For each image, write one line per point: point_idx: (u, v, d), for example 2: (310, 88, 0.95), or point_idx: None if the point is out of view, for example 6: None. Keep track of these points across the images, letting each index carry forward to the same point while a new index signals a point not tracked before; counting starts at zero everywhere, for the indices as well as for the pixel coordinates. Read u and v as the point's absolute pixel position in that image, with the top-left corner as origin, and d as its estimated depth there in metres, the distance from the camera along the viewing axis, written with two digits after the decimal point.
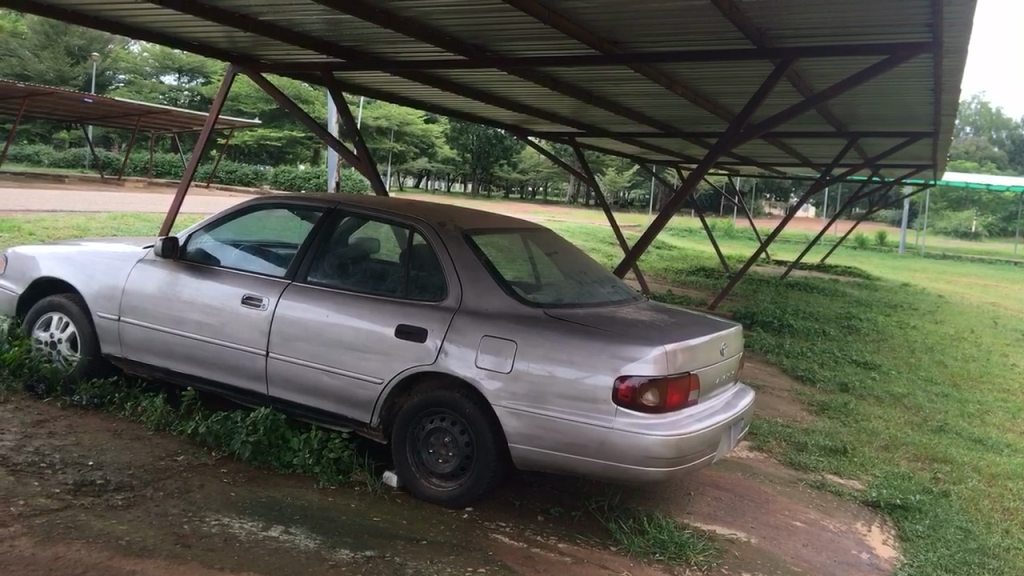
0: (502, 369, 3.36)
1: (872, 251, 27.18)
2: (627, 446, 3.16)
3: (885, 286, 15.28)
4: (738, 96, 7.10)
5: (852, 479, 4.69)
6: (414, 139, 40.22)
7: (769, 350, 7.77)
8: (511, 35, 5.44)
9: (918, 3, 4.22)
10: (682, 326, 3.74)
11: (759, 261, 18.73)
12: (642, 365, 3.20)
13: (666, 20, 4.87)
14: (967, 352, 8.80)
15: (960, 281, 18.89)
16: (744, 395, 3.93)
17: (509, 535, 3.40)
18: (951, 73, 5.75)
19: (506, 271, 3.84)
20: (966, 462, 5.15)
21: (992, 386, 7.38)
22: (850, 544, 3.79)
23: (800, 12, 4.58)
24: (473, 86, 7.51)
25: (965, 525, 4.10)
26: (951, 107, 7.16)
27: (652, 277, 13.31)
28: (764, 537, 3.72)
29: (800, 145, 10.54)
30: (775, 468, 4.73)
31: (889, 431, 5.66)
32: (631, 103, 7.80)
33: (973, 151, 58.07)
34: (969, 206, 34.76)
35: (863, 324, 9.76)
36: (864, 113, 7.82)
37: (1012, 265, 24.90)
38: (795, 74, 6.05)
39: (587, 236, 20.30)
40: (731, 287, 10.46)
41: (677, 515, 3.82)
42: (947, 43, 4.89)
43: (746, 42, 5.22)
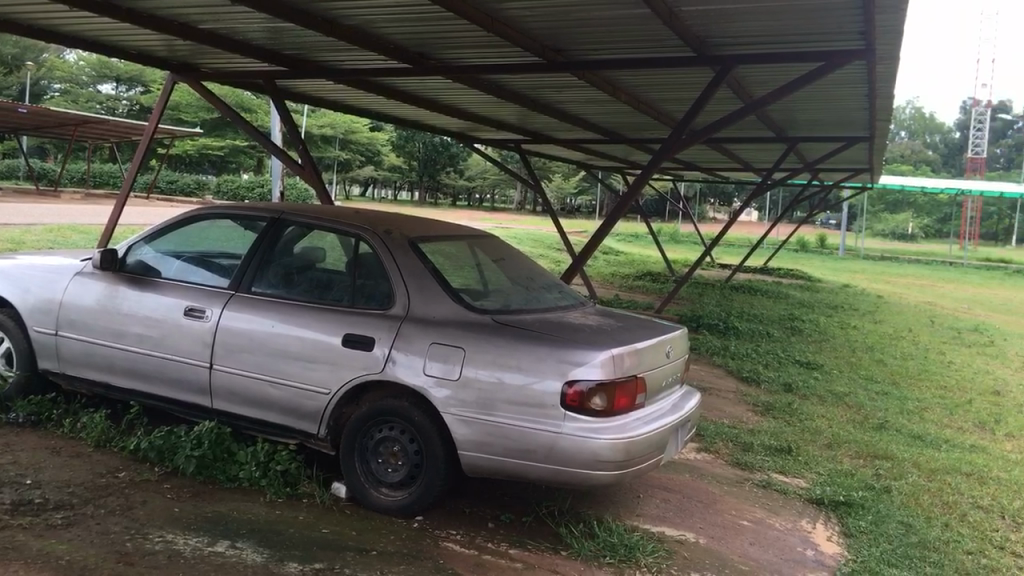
0: (451, 376, 3.36)
1: (813, 253, 27.70)
2: (575, 450, 3.18)
3: (826, 287, 15.60)
4: (681, 102, 7.19)
5: (797, 477, 4.77)
6: (360, 147, 39.97)
7: (714, 352, 7.86)
8: (456, 43, 5.45)
9: (853, 11, 4.33)
10: (629, 330, 3.78)
11: (703, 265, 18.94)
12: (589, 370, 3.22)
13: (608, 28, 4.92)
14: (905, 350, 9.02)
15: (898, 281, 19.36)
16: (690, 398, 3.97)
17: (460, 542, 3.39)
18: (885, 80, 5.90)
19: (454, 278, 3.84)
20: (906, 458, 5.27)
21: (931, 383, 7.58)
22: (796, 541, 3.86)
23: (738, 21, 4.67)
24: (417, 94, 7.50)
25: (906, 519, 4.22)
26: (885, 113, 7.34)
27: (599, 282, 13.42)
28: (713, 537, 3.76)
29: (740, 150, 10.71)
30: (723, 468, 4.79)
31: (831, 429, 5.78)
32: (575, 110, 7.86)
33: (908, 155, 59.57)
34: (905, 208, 35.58)
35: (805, 325, 9.95)
36: (803, 118, 7.97)
37: (948, 265, 25.58)
38: (735, 81, 6.15)
39: (534, 243, 20.36)
40: (677, 290, 10.58)
41: (627, 518, 3.84)
42: (880, 51, 5.02)
43: (687, 49, 5.30)
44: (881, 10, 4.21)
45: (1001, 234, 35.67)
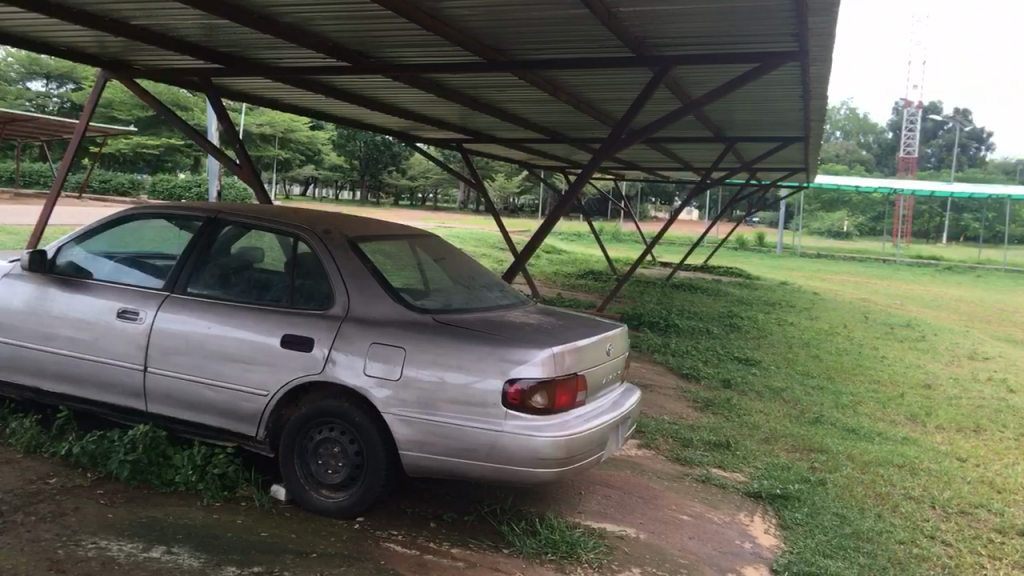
0: (392, 376, 3.35)
1: (751, 252, 28.15)
2: (517, 448, 3.19)
3: (763, 285, 15.87)
4: (621, 102, 7.26)
5: (735, 471, 4.85)
6: (300, 146, 39.51)
7: (655, 350, 7.95)
8: (395, 41, 5.42)
9: (786, 13, 4.42)
10: (570, 328, 3.80)
11: (645, 263, 19.11)
12: (530, 368, 3.24)
13: (548, 28, 4.95)
14: (840, 346, 9.23)
15: (833, 279, 19.77)
16: (630, 395, 4.01)
17: (401, 543, 3.38)
18: (819, 81, 6.03)
19: (394, 278, 3.82)
20: (840, 451, 5.40)
21: (864, 377, 7.78)
22: (734, 534, 3.93)
23: (675, 22, 4.73)
24: (356, 93, 7.44)
25: (840, 511, 4.33)
26: (819, 113, 7.50)
27: (541, 281, 13.48)
28: (653, 532, 3.81)
29: (680, 149, 10.84)
30: (663, 464, 4.84)
31: (768, 424, 5.88)
32: (516, 109, 7.88)
33: (843, 155, 60.88)
34: (840, 207, 36.34)
35: (743, 322, 10.11)
36: (739, 118, 8.10)
37: (882, 262, 26.21)
38: (674, 82, 6.23)
39: (476, 242, 20.34)
40: (618, 288, 10.67)
41: (569, 515, 3.86)
42: (813, 53, 5.13)
43: (627, 50, 5.35)
44: (813, 13, 4.30)
45: (931, 231, 36.65)
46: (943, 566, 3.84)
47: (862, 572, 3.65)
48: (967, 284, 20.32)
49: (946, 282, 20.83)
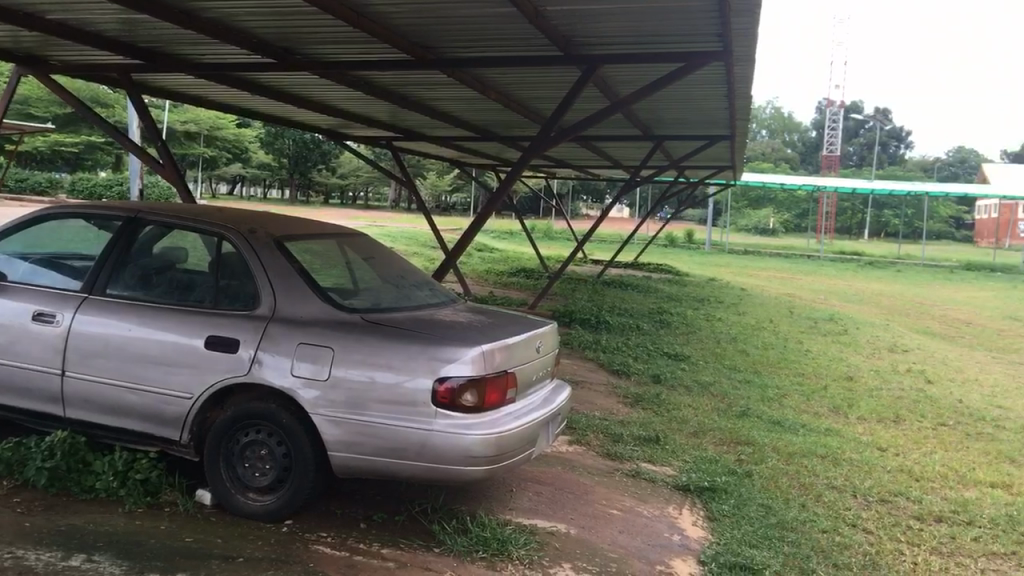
0: (320, 377, 3.31)
1: (681, 249, 28.54)
2: (447, 446, 3.19)
3: (692, 281, 16.11)
4: (551, 100, 7.30)
5: (664, 465, 4.92)
6: (226, 144, 38.79)
7: (586, 347, 8.01)
8: (322, 38, 5.36)
9: (710, 13, 4.49)
10: (500, 326, 3.81)
11: (576, 261, 19.24)
12: (460, 366, 3.24)
13: (475, 26, 4.95)
14: (766, 340, 9.43)
15: (760, 274, 20.17)
16: (560, 391, 4.04)
17: (330, 544, 3.35)
18: (742, 81, 6.15)
19: (322, 277, 3.78)
20: (766, 443, 5.51)
21: (789, 371, 7.96)
22: (663, 527, 3.99)
23: (602, 22, 4.78)
24: (283, 90, 7.34)
25: (765, 502, 4.43)
26: (743, 112, 7.64)
27: (473, 279, 13.46)
28: (583, 526, 3.84)
29: (609, 148, 10.94)
30: (594, 459, 4.88)
31: (696, 418, 5.98)
32: (445, 107, 7.86)
33: (768, 153, 62.16)
34: (766, 204, 37.08)
35: (672, 318, 10.25)
36: (666, 117, 8.22)
37: (807, 258, 26.83)
38: (601, 81, 6.29)
39: (408, 241, 20.22)
40: (549, 286, 10.72)
41: (500, 512, 3.87)
42: (736, 53, 5.23)
43: (555, 49, 5.38)
44: (735, 13, 4.39)
45: (853, 228, 37.63)
46: (864, 553, 3.95)
47: (787, 561, 3.74)
48: (887, 279, 20.93)
49: (867, 276, 21.42)
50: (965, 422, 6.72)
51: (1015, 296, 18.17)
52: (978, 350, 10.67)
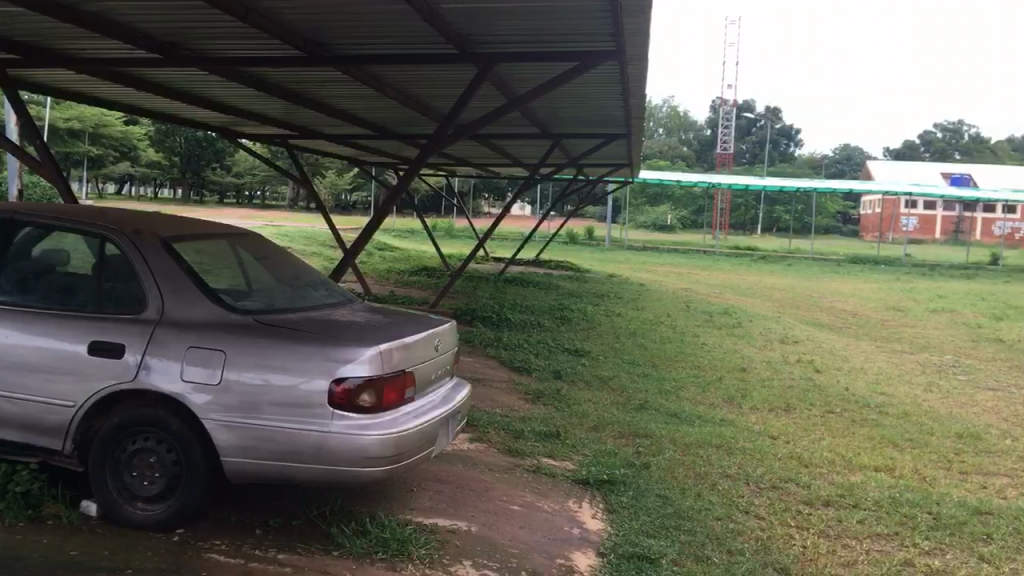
0: (211, 381, 3.23)
1: (582, 246, 28.89)
2: (344, 448, 3.16)
3: (592, 277, 16.33)
4: (449, 98, 7.28)
5: (564, 460, 4.98)
6: (114, 142, 37.41)
7: (487, 344, 8.02)
8: (211, 33, 5.23)
9: (602, 13, 4.56)
10: (397, 325, 3.78)
11: (478, 259, 19.27)
12: (356, 366, 3.21)
13: (369, 23, 4.91)
14: (664, 334, 9.63)
15: (658, 270, 20.59)
16: (460, 389, 4.04)
17: (224, 552, 3.28)
18: (636, 80, 6.26)
19: (212, 278, 3.69)
20: (663, 435, 5.63)
21: (686, 363, 8.15)
22: (563, 521, 4.03)
23: (497, 20, 4.80)
24: (172, 86, 7.13)
25: (662, 492, 4.53)
26: (638, 111, 7.79)
27: (373, 278, 13.32)
28: (484, 524, 3.85)
29: (509, 145, 10.99)
30: (494, 456, 4.90)
31: (596, 412, 6.07)
32: (342, 104, 7.76)
33: (665, 151, 63.45)
34: (663, 201, 37.85)
35: (573, 314, 10.37)
36: (564, 115, 8.31)
37: (703, 253, 27.50)
38: (498, 79, 6.31)
39: (306, 240, 19.88)
40: (451, 283, 10.71)
41: (400, 512, 3.84)
42: (629, 53, 5.32)
43: (450, 47, 5.38)
44: (627, 13, 4.47)
45: (747, 223, 38.76)
46: (757, 538, 4.08)
47: (683, 549, 3.84)
48: (778, 273, 21.65)
49: (760, 270, 22.10)
50: (851, 409, 7.01)
51: (897, 287, 19.03)
52: (863, 339, 11.14)
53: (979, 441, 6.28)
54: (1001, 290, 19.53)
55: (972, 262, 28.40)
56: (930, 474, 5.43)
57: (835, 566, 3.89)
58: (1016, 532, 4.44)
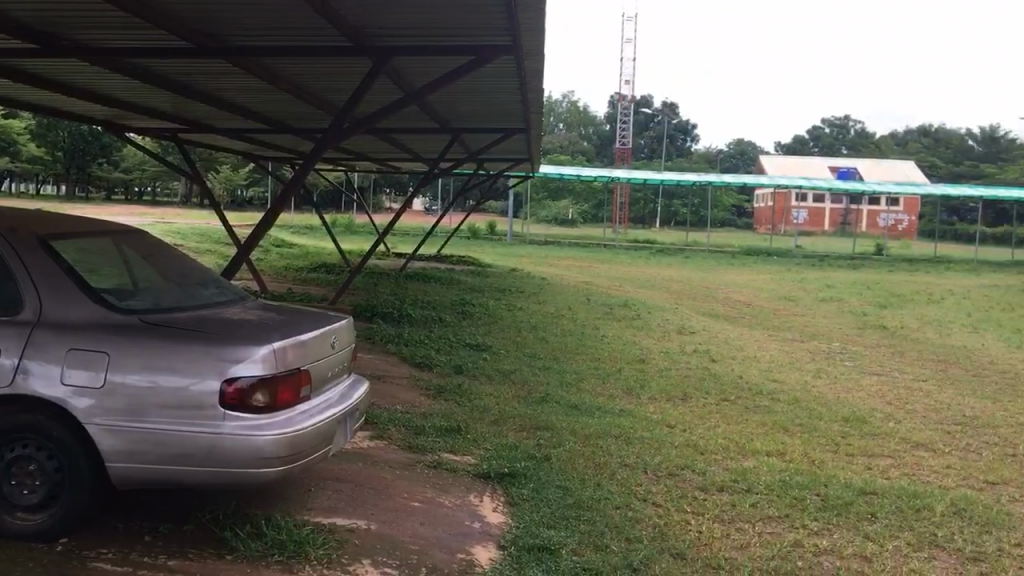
0: (94, 384, 3.11)
1: (484, 240, 28.96)
2: (236, 449, 3.08)
3: (494, 271, 16.39)
4: (345, 91, 7.19)
5: (465, 455, 4.98)
6: None
7: (387, 341, 7.96)
8: (93, 23, 5.04)
9: (497, 7, 4.57)
10: (292, 323, 3.71)
11: (378, 254, 19.10)
12: (248, 366, 3.14)
13: (259, 15, 4.81)
14: (565, 327, 9.73)
15: (559, 263, 20.81)
16: (357, 387, 3.99)
17: (111, 561, 3.17)
18: (532, 75, 6.30)
19: (94, 277, 3.55)
20: (563, 427, 5.69)
21: (586, 356, 8.25)
22: (464, 516, 4.03)
23: (392, 13, 4.76)
24: (52, 77, 6.84)
25: (562, 483, 4.58)
26: (535, 106, 7.84)
27: (271, 275, 13.06)
28: (384, 521, 3.82)
29: (407, 140, 10.92)
30: (395, 453, 4.86)
31: (497, 406, 6.09)
32: (234, 97, 7.57)
33: (565, 145, 64.08)
34: (564, 196, 38.23)
35: (474, 309, 10.38)
36: (462, 109, 8.30)
37: (603, 247, 27.90)
38: (394, 72, 6.26)
39: (200, 237, 19.34)
40: (350, 279, 10.58)
41: (297, 513, 3.78)
42: (525, 48, 5.35)
43: (344, 39, 5.30)
44: (521, 8, 4.49)
45: (646, 217, 39.49)
46: (654, 525, 4.16)
47: (583, 539, 3.88)
48: (676, 266, 22.13)
49: (658, 263, 22.55)
50: (745, 397, 7.21)
51: (788, 278, 19.69)
52: (756, 329, 11.49)
53: (864, 424, 6.55)
54: (884, 279, 20.43)
55: (858, 252, 29.62)
56: (819, 457, 5.63)
57: (729, 549, 4.00)
58: (898, 510, 4.64)
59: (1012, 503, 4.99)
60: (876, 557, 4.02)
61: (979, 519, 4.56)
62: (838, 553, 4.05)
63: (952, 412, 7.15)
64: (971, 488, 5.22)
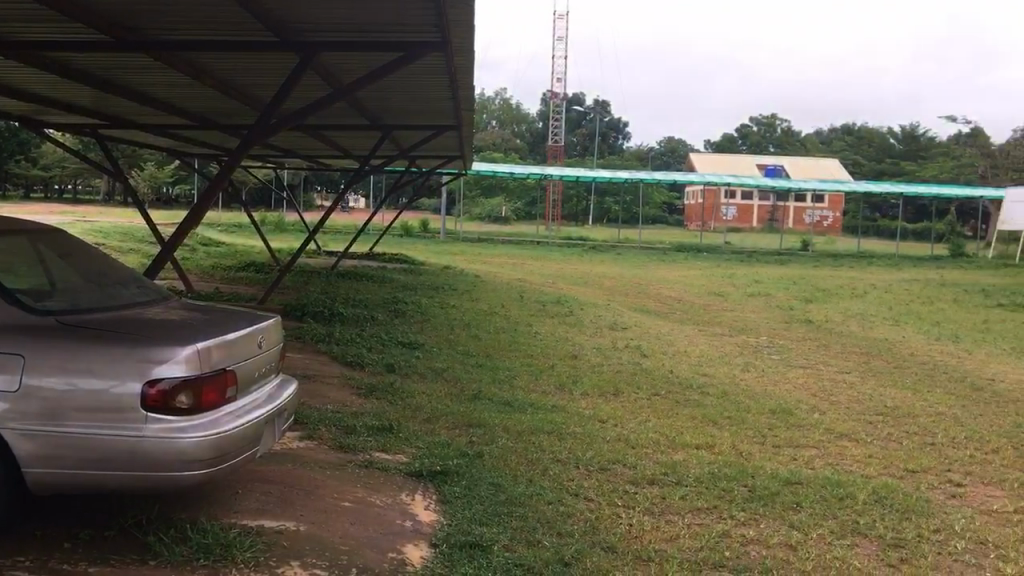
0: (10, 388, 3.01)
1: (416, 238, 28.83)
2: (160, 452, 3.01)
3: (427, 269, 16.32)
4: (273, 87, 7.08)
5: (396, 453, 4.95)
6: None
7: (318, 340, 7.86)
8: (6, 15, 4.88)
9: (425, 3, 4.55)
10: (218, 322, 3.65)
11: (309, 253, 18.86)
12: (171, 367, 3.08)
13: (181, 8, 4.71)
14: (498, 324, 9.73)
15: (492, 261, 20.81)
16: (286, 387, 3.94)
17: (29, 569, 3.07)
18: (462, 72, 6.30)
19: (9, 277, 3.43)
20: (495, 423, 5.69)
21: (519, 353, 8.27)
22: (395, 514, 4.00)
23: (318, 8, 4.70)
24: None
25: (495, 480, 4.58)
26: (466, 103, 7.82)
27: (198, 275, 12.80)
28: (314, 522, 3.77)
29: (337, 137, 10.80)
30: (325, 453, 4.81)
31: (430, 404, 6.06)
32: (157, 93, 7.40)
33: (498, 143, 64.12)
34: (497, 193, 38.27)
35: (407, 307, 10.32)
36: (392, 106, 8.24)
37: (536, 244, 28.00)
38: (322, 69, 6.18)
39: (123, 237, 18.86)
40: (280, 279, 10.43)
41: (223, 516, 3.71)
42: (454, 44, 5.34)
43: (269, 34, 5.23)
44: (449, 5, 4.48)
45: (579, 214, 39.75)
46: (585, 519, 4.19)
47: (515, 535, 3.89)
48: (608, 262, 22.31)
49: (590, 260, 22.70)
50: (675, 391, 7.31)
51: (717, 273, 20.01)
52: (686, 324, 11.64)
53: (791, 416, 6.69)
54: (809, 274, 20.90)
55: (785, 248, 30.23)
56: (746, 449, 5.74)
57: (659, 541, 4.05)
58: (823, 499, 4.76)
59: (931, 490, 5.14)
60: (801, 546, 4.11)
61: (900, 507, 4.70)
62: (765, 543, 4.13)
63: (875, 402, 7.36)
64: (891, 476, 5.37)
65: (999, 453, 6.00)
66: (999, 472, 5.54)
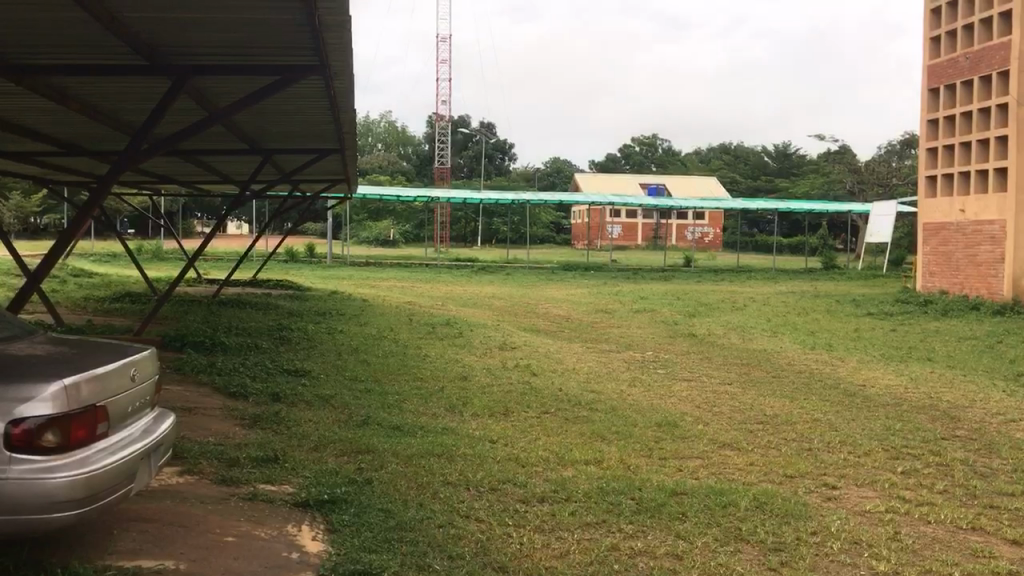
0: None
1: (302, 264, 28.39)
2: (26, 494, 2.86)
3: (313, 295, 16.08)
4: (145, 111, 6.88)
5: (282, 484, 4.84)
6: None
7: (199, 371, 7.63)
8: None
9: (300, 27, 4.54)
10: (87, 356, 3.51)
11: (189, 281, 18.31)
12: (37, 405, 2.94)
13: (42, 32, 4.56)
14: (387, 349, 9.64)
15: (381, 284, 20.66)
16: (163, 421, 3.80)
17: None
18: (341, 97, 6.28)
19: None
20: (385, 449, 5.64)
21: (407, 376, 8.21)
22: (280, 547, 3.91)
23: (188, 32, 4.64)
24: None
25: (385, 506, 4.53)
26: (347, 126, 7.78)
27: (69, 307, 12.24)
28: (194, 560, 3.65)
29: (216, 162, 10.55)
30: (206, 487, 4.66)
31: (317, 432, 5.96)
32: (21, 119, 7.09)
33: (384, 165, 63.80)
34: (385, 216, 38.09)
35: (293, 334, 10.12)
36: (273, 130, 8.12)
37: (425, 266, 27.96)
38: (196, 93, 6.05)
39: None
40: (157, 309, 10.06)
41: (98, 558, 3.54)
42: (332, 68, 5.32)
43: (138, 57, 5.09)
44: (324, 29, 4.48)
45: (468, 236, 39.85)
46: (476, 541, 4.18)
47: (405, 560, 3.85)
48: (497, 282, 22.44)
49: (479, 281, 22.77)
50: (564, 409, 7.38)
51: (603, 291, 20.39)
52: (575, 342, 11.80)
53: (676, 429, 6.84)
54: (692, 290, 21.48)
55: (668, 264, 31.02)
56: (634, 462, 5.84)
57: (549, 558, 4.07)
58: (707, 508, 4.88)
59: (809, 494, 5.35)
60: (687, 555, 4.20)
61: (779, 511, 4.87)
62: (651, 553, 4.21)
63: (755, 412, 7.60)
64: (771, 482, 5.56)
65: (870, 455, 6.28)
66: (871, 474, 5.79)
